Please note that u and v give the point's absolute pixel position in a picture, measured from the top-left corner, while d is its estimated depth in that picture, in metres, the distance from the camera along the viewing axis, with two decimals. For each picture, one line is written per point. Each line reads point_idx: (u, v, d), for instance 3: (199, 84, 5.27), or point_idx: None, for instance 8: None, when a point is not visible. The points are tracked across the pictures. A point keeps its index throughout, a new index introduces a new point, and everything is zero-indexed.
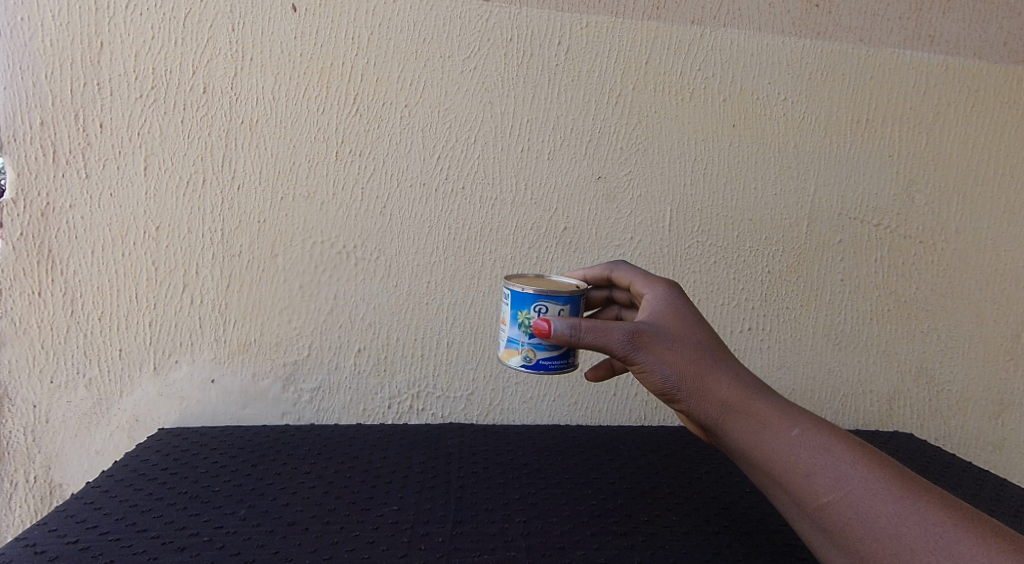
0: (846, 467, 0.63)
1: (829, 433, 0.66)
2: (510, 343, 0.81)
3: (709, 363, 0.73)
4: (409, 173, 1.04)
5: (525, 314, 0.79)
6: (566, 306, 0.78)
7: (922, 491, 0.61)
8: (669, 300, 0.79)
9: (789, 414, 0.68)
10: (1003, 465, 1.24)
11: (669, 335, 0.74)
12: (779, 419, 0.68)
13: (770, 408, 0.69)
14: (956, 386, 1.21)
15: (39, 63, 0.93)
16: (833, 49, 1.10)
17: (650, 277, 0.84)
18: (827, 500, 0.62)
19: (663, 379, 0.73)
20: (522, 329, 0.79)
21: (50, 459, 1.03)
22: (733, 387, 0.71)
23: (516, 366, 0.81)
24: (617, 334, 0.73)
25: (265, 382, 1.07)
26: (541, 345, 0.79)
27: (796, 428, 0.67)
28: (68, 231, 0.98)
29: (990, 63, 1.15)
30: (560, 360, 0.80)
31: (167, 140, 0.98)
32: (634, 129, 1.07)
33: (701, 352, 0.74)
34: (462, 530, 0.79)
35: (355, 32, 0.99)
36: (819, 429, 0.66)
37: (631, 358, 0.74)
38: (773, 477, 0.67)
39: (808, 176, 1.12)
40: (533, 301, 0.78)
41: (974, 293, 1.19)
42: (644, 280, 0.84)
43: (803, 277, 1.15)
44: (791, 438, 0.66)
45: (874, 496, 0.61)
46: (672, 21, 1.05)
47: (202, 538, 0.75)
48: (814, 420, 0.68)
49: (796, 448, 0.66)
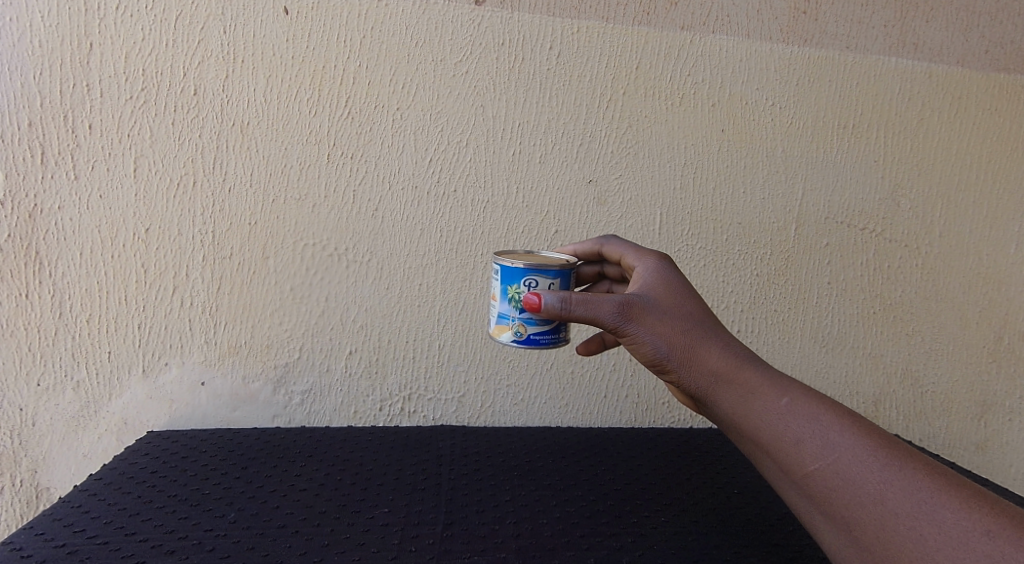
0: (834, 435, 0.64)
1: (818, 402, 0.67)
2: (501, 318, 0.81)
3: (699, 333, 0.74)
4: (401, 176, 1.04)
5: (515, 289, 0.79)
6: (556, 280, 0.79)
7: (909, 458, 0.61)
8: (660, 272, 0.80)
9: (778, 383, 0.69)
10: (986, 464, 1.26)
11: (660, 307, 0.75)
12: (768, 389, 0.69)
13: (758, 378, 0.70)
14: (940, 388, 1.23)
15: (27, 64, 0.93)
16: (820, 57, 1.12)
17: (641, 251, 0.85)
18: (814, 467, 0.63)
19: (653, 350, 0.74)
20: (512, 304, 0.80)
21: (37, 463, 1.02)
22: (723, 357, 0.72)
23: (507, 341, 0.81)
24: (609, 305, 0.73)
25: (255, 385, 1.07)
26: (532, 319, 0.79)
27: (784, 397, 0.68)
28: (57, 232, 0.97)
29: (973, 70, 1.17)
30: (551, 334, 0.81)
31: (157, 141, 0.98)
32: (625, 134, 1.08)
33: (691, 323, 0.74)
34: (453, 531, 0.80)
35: (347, 35, 1.00)
36: (808, 398, 0.67)
37: (622, 329, 0.74)
38: (762, 445, 0.68)
39: (795, 180, 1.14)
40: (523, 275, 0.79)
41: (958, 296, 1.21)
42: (635, 255, 0.84)
43: (791, 279, 1.16)
44: (779, 408, 0.67)
45: (860, 464, 0.62)
46: (662, 27, 1.07)
47: (191, 541, 0.75)
48: (803, 388, 0.69)
49: (784, 417, 0.67)
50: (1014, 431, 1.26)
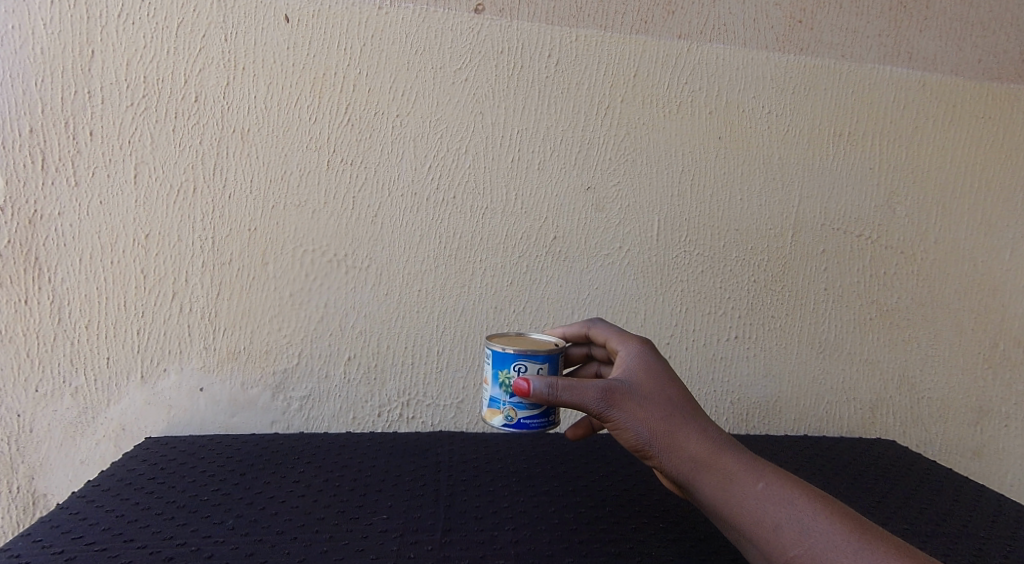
0: (808, 521, 0.67)
1: (791, 487, 0.70)
2: (492, 402, 0.82)
3: (679, 418, 0.75)
4: (401, 183, 1.05)
5: (505, 374, 0.81)
6: (544, 365, 0.80)
7: (879, 539, 0.65)
8: (640, 355, 0.81)
9: (754, 469, 0.71)
10: (983, 472, 1.25)
11: (641, 392, 0.76)
12: (745, 473, 0.71)
13: (736, 464, 0.72)
14: (936, 394, 1.23)
15: (29, 71, 0.94)
16: (815, 65, 1.13)
17: (623, 333, 0.85)
18: (794, 553, 0.66)
19: (636, 436, 0.74)
20: (503, 389, 0.81)
21: (34, 469, 1.02)
22: (702, 442, 0.74)
23: (498, 425, 0.82)
24: (593, 392, 0.74)
25: (254, 391, 1.06)
26: (522, 404, 0.80)
27: (761, 482, 0.70)
28: (57, 238, 0.98)
29: (966, 79, 1.18)
30: (541, 419, 0.81)
31: (158, 149, 0.98)
32: (623, 141, 1.09)
33: (672, 408, 0.75)
34: (452, 538, 0.79)
35: (348, 44, 1.01)
36: (782, 484, 0.70)
37: (606, 414, 0.75)
38: (742, 531, 0.69)
39: (792, 188, 1.15)
40: (513, 360, 0.80)
41: (953, 303, 1.21)
42: (618, 338, 0.84)
43: (788, 286, 1.16)
44: (756, 494, 0.69)
45: (834, 548, 0.65)
46: (659, 36, 1.08)
47: (189, 547, 0.75)
48: (776, 474, 0.72)
49: (762, 504, 0.69)
50: (1010, 437, 1.26)
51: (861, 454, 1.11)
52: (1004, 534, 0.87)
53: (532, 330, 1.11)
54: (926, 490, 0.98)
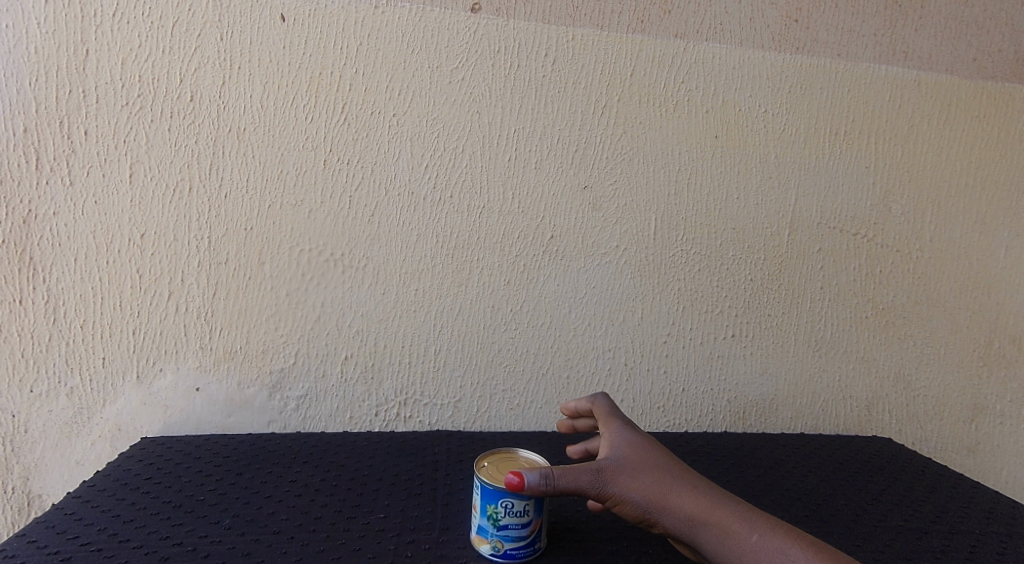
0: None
1: (785, 534, 0.69)
2: (478, 528, 0.74)
3: (669, 482, 0.73)
4: (398, 182, 1.04)
5: (493, 508, 0.72)
6: (532, 499, 0.72)
7: None
8: (622, 431, 0.79)
9: (748, 520, 0.70)
10: (979, 469, 1.26)
11: (628, 463, 0.74)
12: (740, 525, 0.69)
13: (731, 517, 0.70)
14: (932, 392, 1.24)
15: (23, 71, 0.93)
16: (811, 64, 1.13)
17: (607, 414, 0.82)
18: None
19: (633, 506, 0.72)
20: (489, 521, 0.73)
21: (29, 470, 1.02)
22: (695, 501, 0.72)
23: (484, 553, 0.74)
24: (586, 474, 0.72)
25: (250, 390, 1.06)
26: (510, 536, 0.73)
27: (756, 534, 0.69)
28: (52, 238, 0.97)
29: (960, 78, 1.19)
30: (528, 547, 0.74)
31: (154, 148, 0.98)
32: (620, 140, 1.09)
33: (661, 473, 0.74)
34: (449, 537, 0.79)
35: (344, 42, 1.00)
36: (776, 531, 0.69)
37: (602, 493, 0.72)
38: None
39: (789, 186, 1.15)
40: (500, 497, 0.71)
41: (948, 301, 1.22)
42: (603, 419, 0.82)
43: (785, 284, 1.17)
44: (754, 544, 0.68)
45: None
46: (655, 35, 1.08)
47: (185, 547, 0.74)
48: (769, 523, 0.70)
49: (761, 553, 0.67)
50: (1006, 435, 1.26)
51: (857, 452, 1.11)
52: (999, 529, 0.87)
53: (529, 328, 1.10)
54: (921, 487, 0.98)
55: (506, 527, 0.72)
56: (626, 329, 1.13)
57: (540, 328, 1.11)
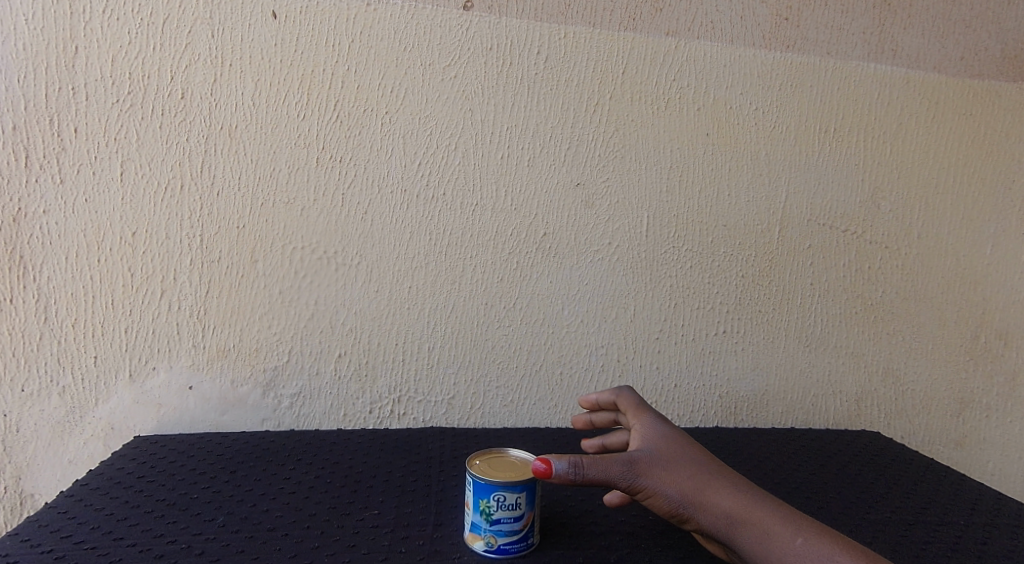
0: None
1: (829, 539, 0.66)
2: (470, 524, 0.75)
3: (704, 478, 0.73)
4: (390, 179, 1.04)
5: (486, 502, 0.73)
6: (524, 493, 0.73)
7: None
8: (657, 425, 0.80)
9: (789, 521, 0.68)
10: (966, 462, 1.27)
11: (662, 457, 0.75)
12: (780, 527, 0.68)
13: (770, 518, 0.69)
14: (920, 386, 1.25)
15: (11, 68, 0.92)
16: (801, 61, 1.14)
17: (641, 407, 0.84)
18: None
19: (667, 500, 0.73)
20: (483, 515, 0.73)
21: (21, 469, 1.01)
22: (731, 499, 0.71)
23: (477, 549, 0.75)
24: (616, 466, 0.72)
25: (243, 388, 1.06)
26: (503, 530, 0.73)
27: (798, 537, 0.67)
28: (42, 236, 0.97)
29: (948, 76, 1.20)
30: (521, 541, 0.74)
31: (145, 146, 0.98)
32: (612, 137, 1.09)
33: (696, 468, 0.74)
34: (443, 533, 0.80)
35: (336, 40, 1.00)
36: (819, 536, 0.67)
37: (634, 486, 0.73)
38: None
39: (779, 184, 1.16)
40: (493, 491, 0.72)
41: (935, 297, 1.23)
42: (635, 412, 0.84)
43: (776, 280, 1.18)
44: (793, 547, 0.66)
45: None
46: (647, 33, 1.09)
47: (179, 545, 0.74)
48: (812, 526, 0.68)
49: (800, 557, 0.65)
50: (992, 428, 1.28)
51: (846, 446, 1.12)
52: (984, 521, 0.89)
53: (522, 325, 1.11)
54: (908, 480, 1.00)
55: (499, 522, 0.73)
56: (619, 325, 1.14)
57: (534, 324, 1.11)
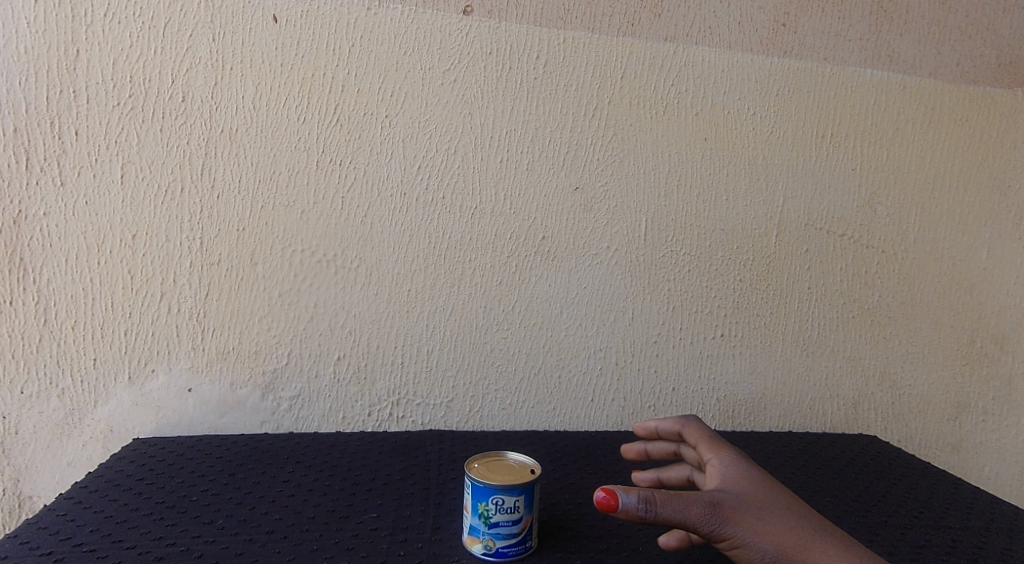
0: None
1: None
2: (469, 528, 0.75)
3: (800, 529, 0.65)
4: (390, 183, 1.05)
5: (485, 506, 0.73)
6: (522, 496, 0.73)
7: None
8: (737, 465, 0.73)
9: None
10: (962, 466, 1.28)
11: (750, 501, 0.67)
12: None
13: None
14: (916, 390, 1.26)
15: (13, 71, 0.93)
16: (798, 67, 1.15)
17: (714, 442, 0.77)
18: None
19: (759, 552, 0.64)
20: (481, 519, 0.74)
21: (20, 472, 1.01)
22: (836, 556, 0.63)
23: (476, 553, 0.75)
24: (697, 507, 0.65)
25: (243, 391, 1.06)
26: (501, 533, 0.74)
27: None
28: (42, 238, 0.97)
29: (944, 82, 1.21)
30: (519, 545, 0.75)
31: (145, 149, 0.98)
32: (610, 142, 1.10)
33: (789, 517, 0.66)
34: (441, 536, 0.80)
35: (336, 44, 1.01)
36: None
37: (718, 533, 0.65)
38: None
39: (776, 188, 1.17)
40: (490, 494, 0.73)
41: (931, 301, 1.24)
42: (708, 447, 0.77)
43: (773, 284, 1.18)
44: None
45: None
46: (645, 38, 1.09)
47: (179, 547, 0.75)
48: None
49: None
50: (988, 432, 1.28)
51: (843, 450, 1.13)
52: (980, 525, 0.89)
53: (521, 329, 1.11)
54: (904, 484, 1.00)
55: (497, 525, 0.73)
56: (617, 329, 1.14)
57: (532, 328, 1.12)
